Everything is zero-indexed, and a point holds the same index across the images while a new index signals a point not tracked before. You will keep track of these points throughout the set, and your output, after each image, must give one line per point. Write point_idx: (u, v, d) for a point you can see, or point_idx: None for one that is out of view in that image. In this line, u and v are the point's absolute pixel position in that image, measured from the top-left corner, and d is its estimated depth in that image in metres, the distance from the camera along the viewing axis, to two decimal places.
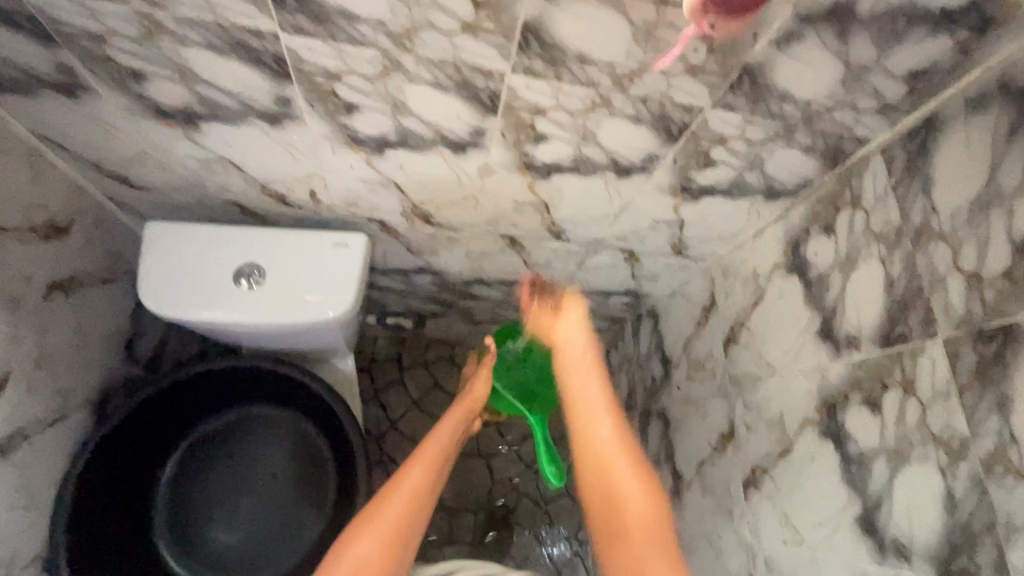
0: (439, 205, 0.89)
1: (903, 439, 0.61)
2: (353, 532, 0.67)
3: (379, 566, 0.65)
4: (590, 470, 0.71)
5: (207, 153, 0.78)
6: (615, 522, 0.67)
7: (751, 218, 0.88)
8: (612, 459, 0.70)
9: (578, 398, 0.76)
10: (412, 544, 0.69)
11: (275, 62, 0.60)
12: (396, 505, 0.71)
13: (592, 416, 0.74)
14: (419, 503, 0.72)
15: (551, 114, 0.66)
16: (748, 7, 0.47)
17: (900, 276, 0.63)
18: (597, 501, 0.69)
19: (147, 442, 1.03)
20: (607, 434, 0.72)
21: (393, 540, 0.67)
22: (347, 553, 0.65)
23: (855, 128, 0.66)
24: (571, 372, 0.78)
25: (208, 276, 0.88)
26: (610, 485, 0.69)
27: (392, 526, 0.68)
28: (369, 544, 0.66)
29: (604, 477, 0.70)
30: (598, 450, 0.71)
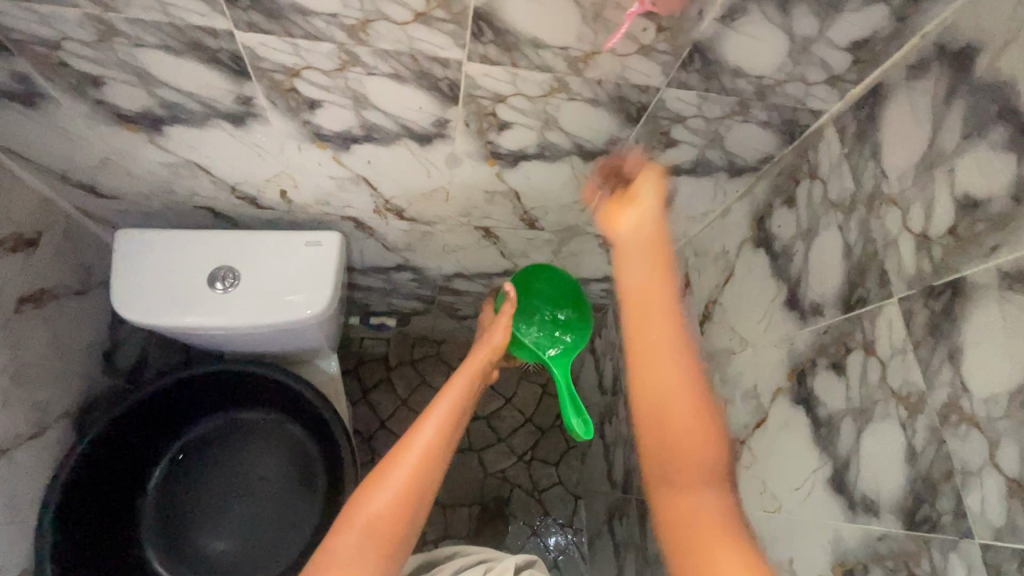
0: (411, 198, 0.90)
1: (867, 398, 0.63)
2: (364, 495, 0.66)
3: (389, 528, 0.64)
4: (655, 419, 0.55)
5: (173, 158, 0.78)
6: (664, 439, 0.54)
7: (717, 196, 0.90)
8: (678, 402, 0.54)
9: (642, 301, 0.55)
10: (424, 504, 0.68)
11: (232, 61, 0.60)
12: (406, 465, 0.67)
13: (654, 356, 0.55)
14: (431, 464, 0.69)
15: (511, 100, 0.67)
16: None
17: (857, 241, 0.65)
18: (661, 448, 0.55)
19: (130, 453, 1.02)
20: (681, 362, 0.55)
21: (404, 501, 0.65)
22: (358, 512, 0.64)
23: (807, 100, 0.68)
24: (632, 310, 0.56)
25: (183, 281, 0.88)
26: (670, 433, 0.55)
27: (402, 486, 0.66)
28: (378, 503, 0.65)
29: (670, 416, 0.54)
30: (670, 374, 0.54)
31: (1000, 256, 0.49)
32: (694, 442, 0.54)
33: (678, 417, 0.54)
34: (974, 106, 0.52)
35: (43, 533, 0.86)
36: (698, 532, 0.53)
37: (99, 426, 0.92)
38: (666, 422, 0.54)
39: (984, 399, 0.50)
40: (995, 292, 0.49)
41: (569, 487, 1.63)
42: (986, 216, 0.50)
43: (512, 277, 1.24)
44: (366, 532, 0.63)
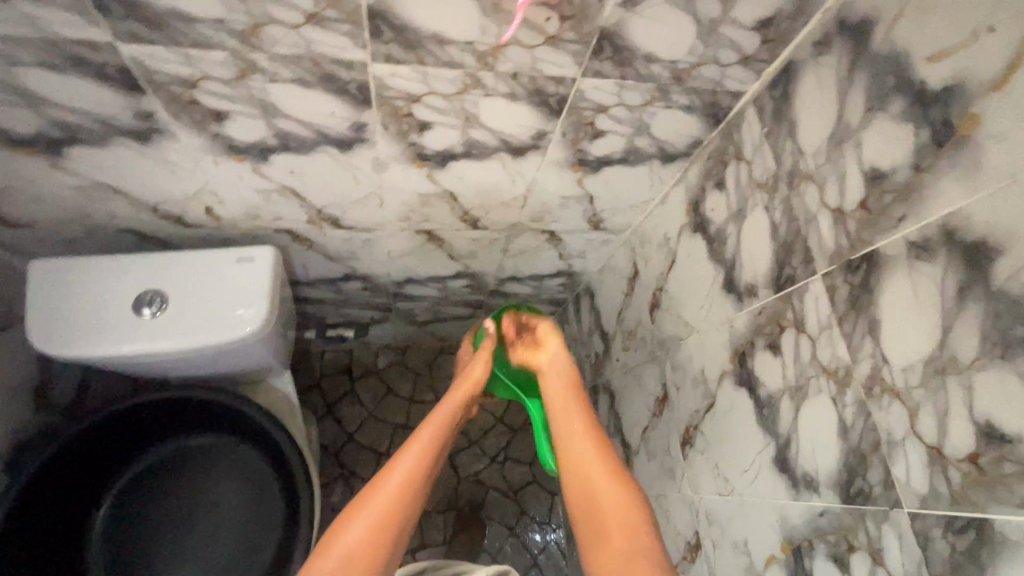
0: (343, 206, 0.87)
1: (800, 375, 0.63)
2: (345, 521, 0.65)
3: (369, 553, 0.63)
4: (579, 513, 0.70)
5: (81, 181, 0.74)
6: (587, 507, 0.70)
7: (654, 184, 0.90)
8: (602, 488, 0.71)
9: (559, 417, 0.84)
10: (405, 532, 0.67)
11: (121, 75, 0.57)
12: (386, 492, 0.68)
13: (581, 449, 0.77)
14: (411, 492, 0.69)
15: (426, 99, 0.65)
16: None
17: (782, 220, 0.65)
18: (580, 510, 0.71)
19: (70, 491, 0.97)
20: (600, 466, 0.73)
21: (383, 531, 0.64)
22: (341, 537, 0.63)
23: (724, 82, 0.68)
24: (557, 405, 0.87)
25: (110, 310, 0.84)
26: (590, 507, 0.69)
27: (382, 510, 0.66)
28: (360, 528, 0.64)
29: (592, 489, 0.72)
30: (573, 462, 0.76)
31: (905, 227, 0.49)
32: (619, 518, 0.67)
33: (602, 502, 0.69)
34: (874, 79, 0.52)
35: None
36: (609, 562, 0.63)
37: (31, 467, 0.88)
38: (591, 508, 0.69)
39: (902, 369, 0.50)
40: (904, 262, 0.49)
41: (545, 484, 1.62)
42: (892, 187, 0.50)
43: (465, 279, 1.22)
44: (346, 560, 0.61)
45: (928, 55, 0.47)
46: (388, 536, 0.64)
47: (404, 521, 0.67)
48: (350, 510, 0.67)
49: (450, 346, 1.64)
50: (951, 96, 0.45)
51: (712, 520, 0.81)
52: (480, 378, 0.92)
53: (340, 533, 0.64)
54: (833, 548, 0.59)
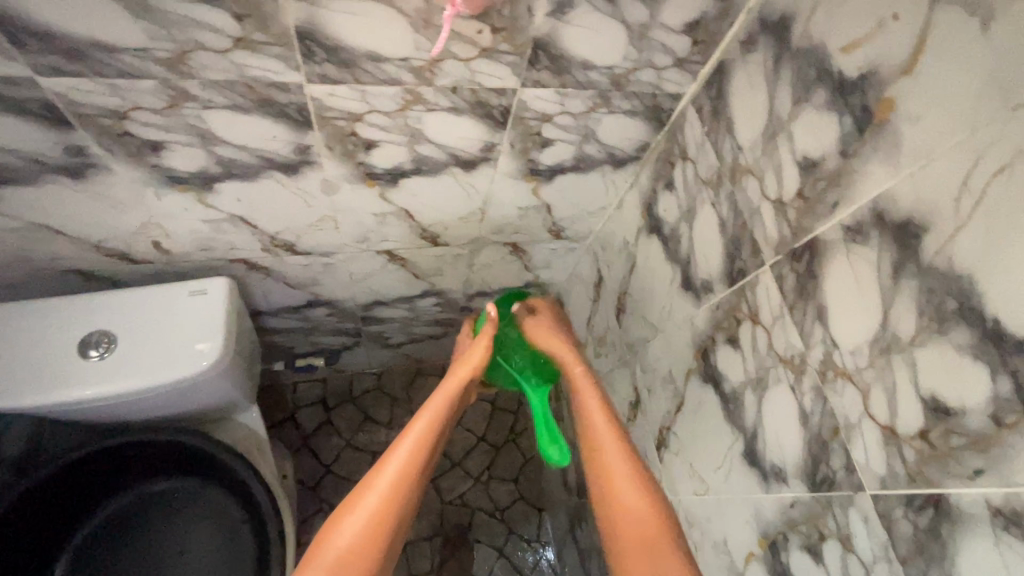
0: (297, 231, 0.85)
1: (760, 367, 0.63)
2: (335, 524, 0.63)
3: (360, 556, 0.62)
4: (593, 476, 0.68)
5: (17, 223, 0.72)
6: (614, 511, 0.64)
7: (609, 190, 0.91)
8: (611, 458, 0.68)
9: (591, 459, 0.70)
10: (403, 524, 0.66)
11: (46, 110, 0.56)
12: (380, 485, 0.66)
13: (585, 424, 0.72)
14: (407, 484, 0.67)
15: (369, 118, 0.65)
16: None
17: (728, 215, 0.66)
18: (596, 492, 0.67)
19: (21, 549, 0.91)
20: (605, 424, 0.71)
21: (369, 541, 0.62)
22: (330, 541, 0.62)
23: (662, 86, 0.69)
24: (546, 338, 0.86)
25: (56, 356, 0.81)
26: (604, 472, 0.67)
27: (376, 507, 0.64)
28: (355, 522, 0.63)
29: (599, 470, 0.68)
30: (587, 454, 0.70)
31: (840, 212, 0.50)
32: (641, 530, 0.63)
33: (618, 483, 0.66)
34: (797, 73, 0.54)
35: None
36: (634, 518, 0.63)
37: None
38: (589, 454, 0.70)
39: (852, 351, 0.50)
40: (842, 246, 0.50)
41: (532, 501, 1.59)
42: (823, 174, 0.52)
43: (433, 298, 1.21)
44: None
45: (843, 46, 0.48)
46: (380, 537, 0.63)
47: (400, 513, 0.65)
48: (346, 503, 0.65)
49: (426, 368, 1.62)
50: (867, 83, 0.46)
51: (692, 521, 0.80)
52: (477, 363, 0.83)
53: (331, 533, 0.63)
54: (805, 539, 0.58)
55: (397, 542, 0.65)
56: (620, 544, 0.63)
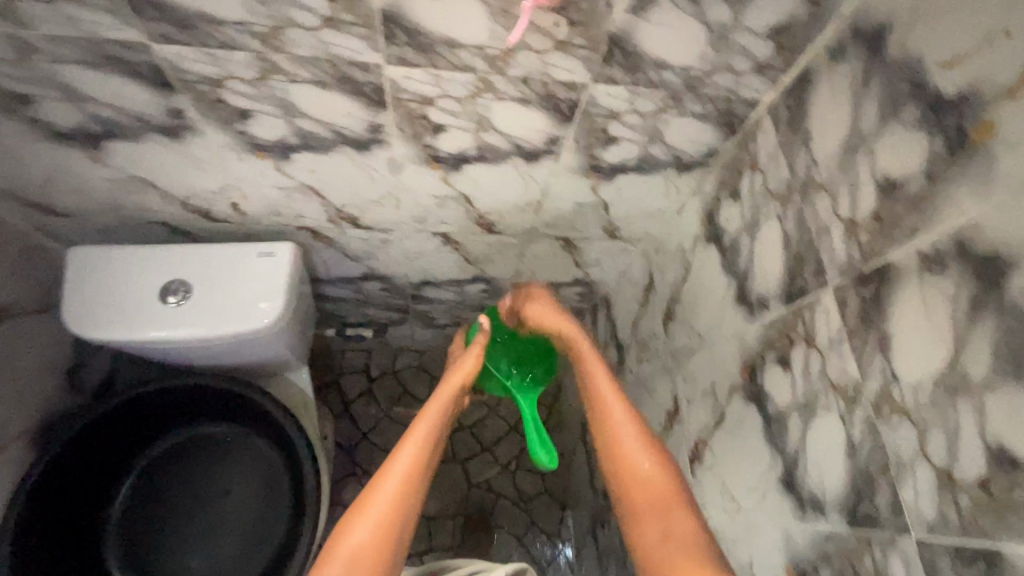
0: (362, 206, 0.90)
1: (809, 391, 0.61)
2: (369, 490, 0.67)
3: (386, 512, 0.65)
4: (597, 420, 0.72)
5: (118, 174, 0.79)
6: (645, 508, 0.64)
7: (669, 195, 0.89)
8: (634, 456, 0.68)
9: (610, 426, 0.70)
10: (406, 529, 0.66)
11: (154, 73, 0.61)
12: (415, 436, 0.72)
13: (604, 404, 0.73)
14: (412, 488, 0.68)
15: (440, 103, 0.67)
16: None
17: (794, 230, 0.64)
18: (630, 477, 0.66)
19: (100, 458, 1.00)
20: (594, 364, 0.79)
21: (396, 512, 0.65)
22: (365, 511, 0.65)
23: (738, 90, 0.67)
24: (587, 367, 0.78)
25: (140, 297, 0.88)
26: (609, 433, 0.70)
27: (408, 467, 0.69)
28: (389, 487, 0.66)
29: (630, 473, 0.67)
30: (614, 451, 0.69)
31: (918, 239, 0.47)
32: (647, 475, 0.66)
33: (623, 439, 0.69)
34: (887, 87, 0.51)
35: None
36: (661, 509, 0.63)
37: (50, 453, 0.89)
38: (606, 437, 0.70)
39: (913, 386, 0.48)
40: (915, 275, 0.47)
41: (556, 496, 1.61)
42: (903, 198, 0.49)
43: (481, 283, 1.23)
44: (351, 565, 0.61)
45: (942, 62, 0.45)
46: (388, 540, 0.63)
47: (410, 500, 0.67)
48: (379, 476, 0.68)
49: None
50: (966, 103, 0.43)
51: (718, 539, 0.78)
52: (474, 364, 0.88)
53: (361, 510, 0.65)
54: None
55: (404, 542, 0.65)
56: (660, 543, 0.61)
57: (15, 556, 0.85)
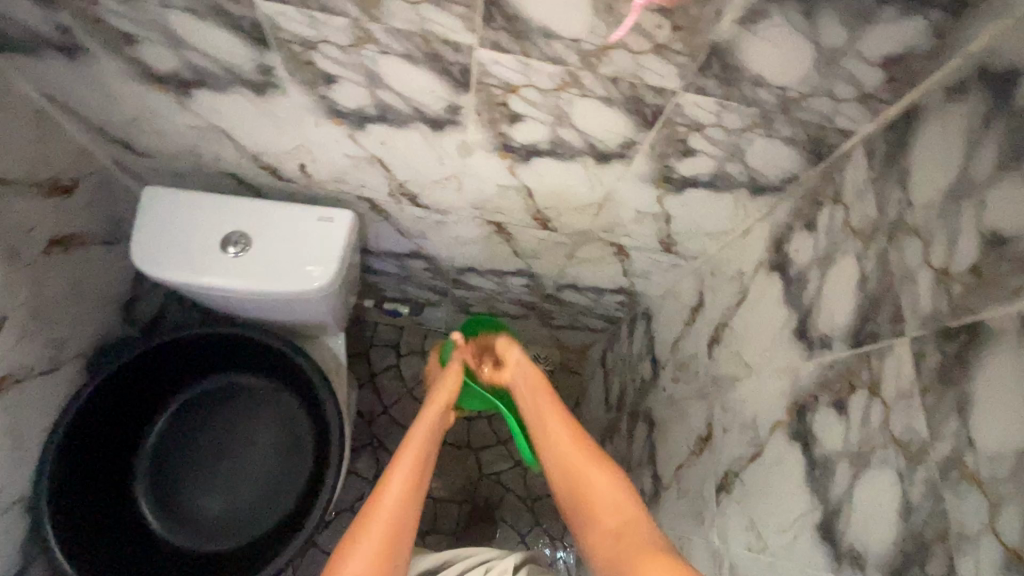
0: (424, 185, 0.90)
1: (865, 442, 0.58)
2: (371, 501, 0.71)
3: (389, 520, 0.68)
4: (553, 460, 0.80)
5: (200, 122, 0.81)
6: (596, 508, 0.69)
7: (736, 216, 0.86)
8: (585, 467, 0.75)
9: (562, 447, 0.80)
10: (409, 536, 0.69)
11: (253, 28, 0.62)
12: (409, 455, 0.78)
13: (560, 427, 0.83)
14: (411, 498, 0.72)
15: (523, 92, 0.66)
16: None
17: (874, 272, 0.61)
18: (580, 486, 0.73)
19: (141, 389, 1.03)
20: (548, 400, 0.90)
21: (399, 523, 0.68)
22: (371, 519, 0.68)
23: (834, 118, 0.63)
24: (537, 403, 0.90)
25: (202, 241, 0.91)
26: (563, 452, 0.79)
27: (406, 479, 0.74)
28: (390, 499, 0.71)
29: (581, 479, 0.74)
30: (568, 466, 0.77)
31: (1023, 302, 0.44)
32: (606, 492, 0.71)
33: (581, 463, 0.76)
34: (1010, 136, 0.47)
35: (40, 480, 0.87)
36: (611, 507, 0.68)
37: (100, 377, 0.93)
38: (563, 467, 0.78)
39: (990, 457, 0.45)
40: (1013, 340, 0.44)
41: None
42: (1012, 256, 0.45)
43: (524, 277, 1.23)
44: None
45: None
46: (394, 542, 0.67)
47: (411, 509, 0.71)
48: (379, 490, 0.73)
49: None
50: None
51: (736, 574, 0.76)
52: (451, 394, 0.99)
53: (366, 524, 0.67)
54: None
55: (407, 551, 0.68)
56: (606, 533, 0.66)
57: (55, 476, 0.88)
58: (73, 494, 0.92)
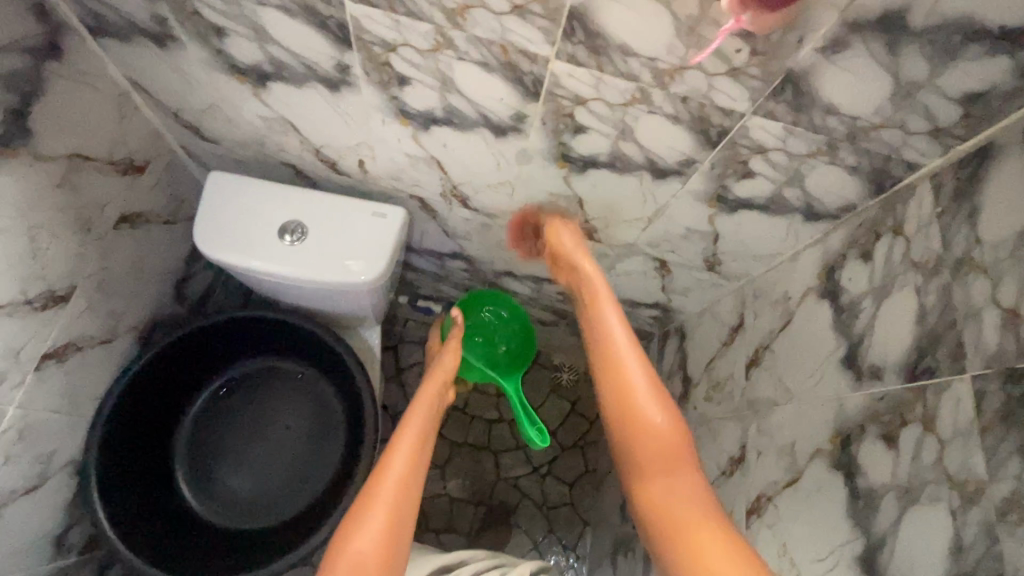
0: (478, 188, 0.92)
1: (915, 477, 0.58)
2: (368, 494, 0.74)
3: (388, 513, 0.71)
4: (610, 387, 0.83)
5: (270, 113, 0.85)
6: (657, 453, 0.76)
7: (786, 240, 0.86)
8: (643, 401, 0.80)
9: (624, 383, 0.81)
10: (407, 526, 0.73)
11: (339, 29, 0.64)
12: (404, 445, 0.81)
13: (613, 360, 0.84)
14: (406, 492, 0.75)
15: (591, 104, 0.67)
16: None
17: (935, 307, 0.60)
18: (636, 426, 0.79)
19: (186, 366, 1.07)
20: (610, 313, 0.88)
21: (397, 510, 0.72)
22: (368, 513, 0.71)
23: (903, 150, 0.63)
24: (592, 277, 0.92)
25: (259, 229, 0.94)
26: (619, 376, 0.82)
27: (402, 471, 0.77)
28: (386, 491, 0.74)
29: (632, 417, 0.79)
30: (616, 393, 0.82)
31: None
32: (663, 440, 0.77)
33: (640, 402, 0.80)
34: None
35: (91, 446, 0.91)
36: (669, 457, 0.76)
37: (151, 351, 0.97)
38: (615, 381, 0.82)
39: None
40: None
41: (579, 510, 1.59)
42: None
43: (560, 285, 1.24)
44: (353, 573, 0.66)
45: None
46: (390, 535, 0.70)
47: (406, 501, 0.74)
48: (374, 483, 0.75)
49: None
50: None
51: None
52: (448, 370, 1.01)
53: (362, 519, 0.70)
54: None
55: (405, 544, 0.71)
56: (668, 487, 0.73)
57: (104, 443, 0.92)
58: (118, 462, 0.96)
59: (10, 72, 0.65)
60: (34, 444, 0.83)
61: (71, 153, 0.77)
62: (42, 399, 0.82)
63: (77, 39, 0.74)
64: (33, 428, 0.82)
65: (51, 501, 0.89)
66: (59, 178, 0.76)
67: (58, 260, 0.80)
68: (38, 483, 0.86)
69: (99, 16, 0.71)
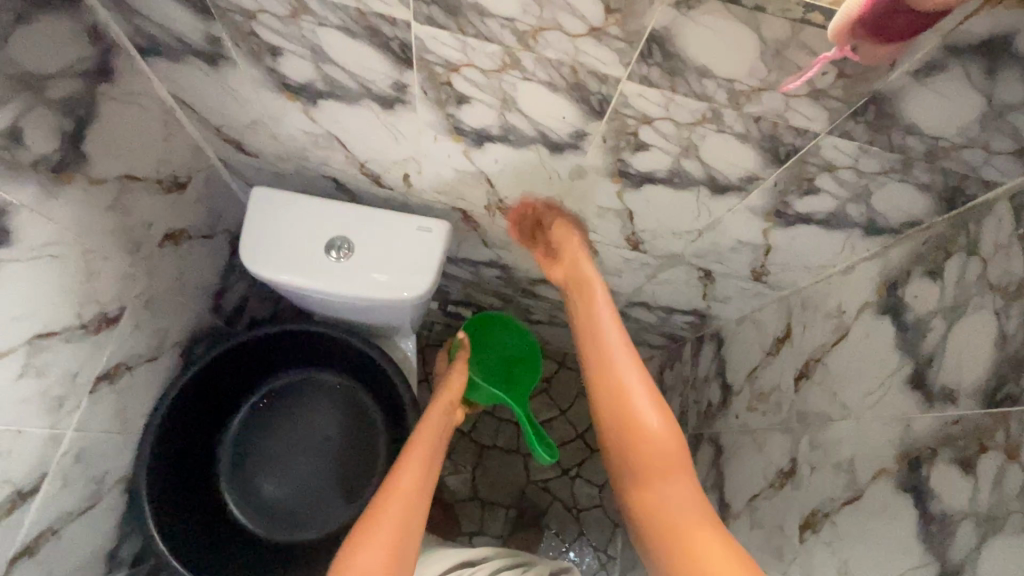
0: (524, 201, 0.90)
1: (999, 506, 0.57)
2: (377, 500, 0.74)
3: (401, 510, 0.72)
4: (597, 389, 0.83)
5: (317, 128, 0.83)
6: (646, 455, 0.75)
7: (841, 252, 0.85)
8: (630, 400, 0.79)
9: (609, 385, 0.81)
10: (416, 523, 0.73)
11: (401, 50, 0.63)
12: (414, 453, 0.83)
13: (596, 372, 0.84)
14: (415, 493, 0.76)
15: (657, 123, 0.65)
16: (904, 36, 0.46)
17: (1017, 332, 0.59)
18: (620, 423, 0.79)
19: (228, 379, 1.07)
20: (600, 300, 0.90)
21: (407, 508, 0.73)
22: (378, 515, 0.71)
23: (982, 170, 0.62)
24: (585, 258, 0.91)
25: (303, 245, 0.93)
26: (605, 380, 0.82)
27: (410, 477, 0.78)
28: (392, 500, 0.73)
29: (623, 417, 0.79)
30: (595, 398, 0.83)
31: None
32: (659, 444, 0.75)
33: (631, 412, 0.78)
34: None
35: (140, 464, 0.91)
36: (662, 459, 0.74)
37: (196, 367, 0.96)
38: (602, 374, 0.82)
39: None
40: None
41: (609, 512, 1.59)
42: None
43: None
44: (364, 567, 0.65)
45: None
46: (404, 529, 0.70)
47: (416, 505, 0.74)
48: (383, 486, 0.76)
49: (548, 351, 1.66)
50: None
51: None
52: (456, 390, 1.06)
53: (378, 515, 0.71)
54: None
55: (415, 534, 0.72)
56: (661, 481, 0.74)
57: (152, 461, 0.92)
58: (165, 478, 0.96)
59: (65, 97, 0.64)
60: (89, 466, 0.83)
61: (120, 174, 0.76)
62: (95, 421, 0.82)
63: (126, 58, 0.73)
64: (87, 449, 0.82)
65: (103, 520, 0.89)
66: (109, 201, 0.75)
67: (109, 282, 0.79)
68: (92, 503, 0.86)
69: (151, 37, 0.69)
